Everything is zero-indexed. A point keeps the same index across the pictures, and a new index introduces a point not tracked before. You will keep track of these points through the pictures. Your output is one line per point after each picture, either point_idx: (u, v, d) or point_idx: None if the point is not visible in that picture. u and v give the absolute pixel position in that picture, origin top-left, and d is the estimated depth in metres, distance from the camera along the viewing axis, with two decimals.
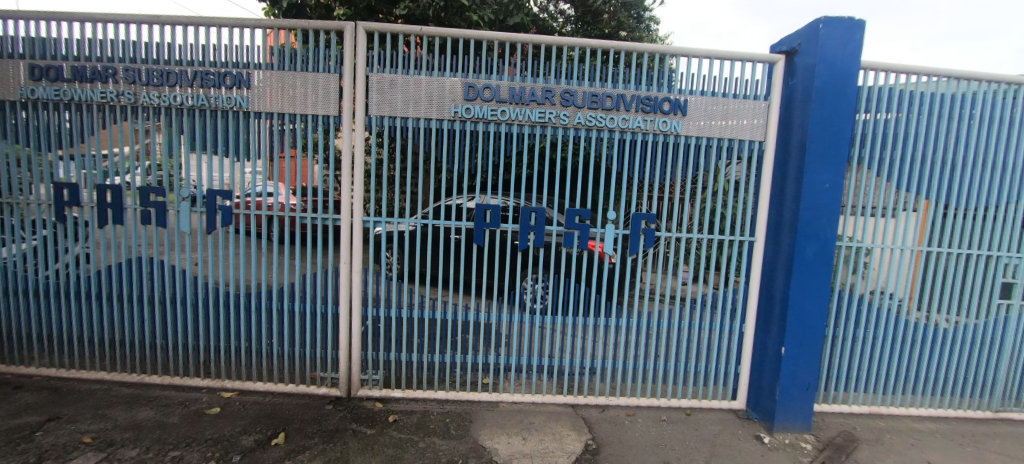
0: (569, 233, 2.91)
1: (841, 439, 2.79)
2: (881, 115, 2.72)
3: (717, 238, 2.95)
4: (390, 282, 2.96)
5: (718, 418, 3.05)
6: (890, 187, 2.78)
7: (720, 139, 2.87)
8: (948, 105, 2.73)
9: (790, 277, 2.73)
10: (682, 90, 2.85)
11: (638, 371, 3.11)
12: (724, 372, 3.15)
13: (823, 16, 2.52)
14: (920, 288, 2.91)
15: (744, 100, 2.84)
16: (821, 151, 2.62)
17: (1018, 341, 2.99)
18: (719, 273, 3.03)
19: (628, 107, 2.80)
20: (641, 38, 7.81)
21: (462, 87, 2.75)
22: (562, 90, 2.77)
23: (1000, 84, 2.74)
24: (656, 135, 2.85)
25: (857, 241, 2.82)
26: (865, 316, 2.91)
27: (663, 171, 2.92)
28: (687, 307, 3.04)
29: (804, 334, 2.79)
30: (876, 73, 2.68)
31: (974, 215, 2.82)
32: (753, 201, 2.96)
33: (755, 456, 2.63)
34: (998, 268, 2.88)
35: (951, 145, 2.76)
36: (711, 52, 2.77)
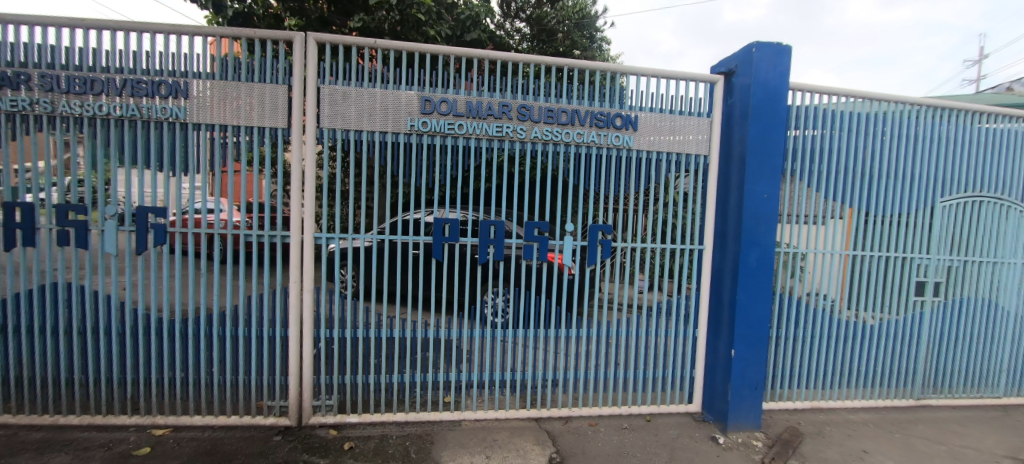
0: (529, 246, 2.96)
1: (788, 434, 2.96)
2: (808, 131, 2.98)
3: (670, 247, 3.08)
4: (345, 301, 2.83)
5: (676, 422, 3.15)
6: (820, 196, 3.04)
7: (668, 153, 3.02)
8: (863, 123, 3.04)
9: (736, 283, 2.90)
10: (633, 106, 2.98)
11: (599, 381, 3.15)
12: (679, 377, 3.26)
13: (756, 41, 2.76)
14: (849, 289, 3.17)
15: (689, 117, 3.02)
16: (758, 164, 2.83)
17: (933, 334, 3.31)
18: (672, 281, 3.16)
19: (583, 122, 2.89)
20: (596, 58, 8.13)
21: (418, 100, 2.73)
22: (519, 105, 2.82)
23: (905, 105, 3.09)
24: (610, 149, 2.96)
25: (793, 247, 3.05)
26: (803, 316, 3.12)
27: (617, 184, 3.02)
28: (644, 315, 3.13)
29: (750, 336, 2.95)
30: (803, 94, 2.94)
31: (890, 221, 3.13)
32: (701, 211, 3.12)
33: (712, 457, 2.73)
34: (912, 268, 3.20)
35: (868, 159, 3.07)
36: (657, 72, 2.93)
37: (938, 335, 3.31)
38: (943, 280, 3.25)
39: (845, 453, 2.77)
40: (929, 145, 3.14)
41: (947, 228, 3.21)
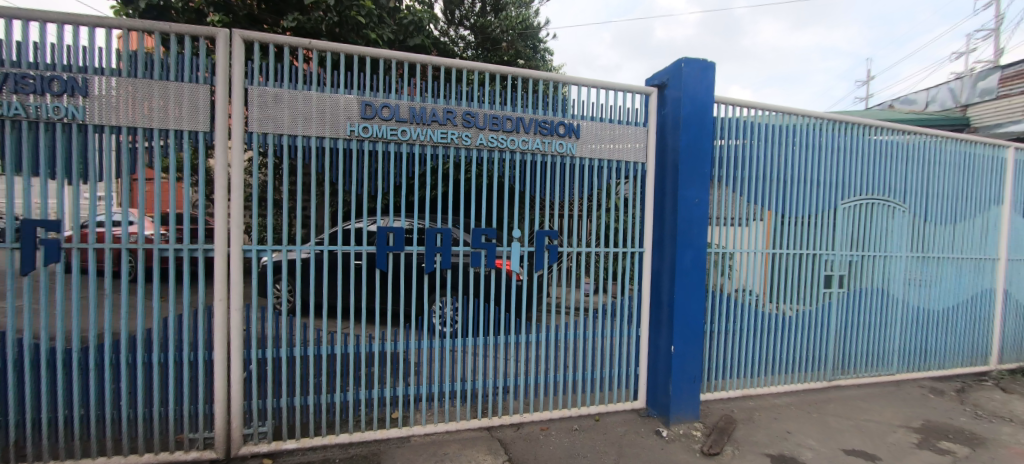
0: (476, 253, 2.93)
1: (723, 422, 3.17)
2: (732, 141, 3.25)
3: (612, 251, 3.20)
4: (279, 318, 2.63)
5: (623, 420, 3.26)
6: (743, 200, 3.32)
7: (609, 160, 3.15)
8: (777, 134, 3.37)
9: (674, 282, 3.08)
10: (575, 115, 3.08)
11: (550, 384, 3.19)
12: (625, 375, 3.38)
13: (684, 57, 2.98)
14: (771, 284, 3.48)
15: (627, 126, 3.17)
16: (689, 171, 3.04)
17: (839, 321, 3.72)
18: (616, 283, 3.27)
19: (527, 130, 2.94)
20: (540, 67, 8.33)
21: (358, 105, 2.62)
22: (464, 111, 2.81)
23: (810, 118, 3.47)
24: (554, 157, 3.03)
25: (722, 247, 3.31)
26: (733, 311, 3.38)
27: (561, 191, 3.10)
28: (591, 318, 3.21)
29: (687, 332, 3.14)
30: (726, 107, 3.21)
31: (801, 222, 3.50)
32: (640, 215, 3.28)
33: (657, 451, 2.85)
34: (821, 264, 3.59)
35: (782, 166, 3.41)
36: (596, 82, 3.06)
37: (843, 322, 3.73)
38: (846, 273, 3.68)
39: (772, 435, 3.02)
40: (831, 154, 3.55)
41: (847, 227, 3.64)
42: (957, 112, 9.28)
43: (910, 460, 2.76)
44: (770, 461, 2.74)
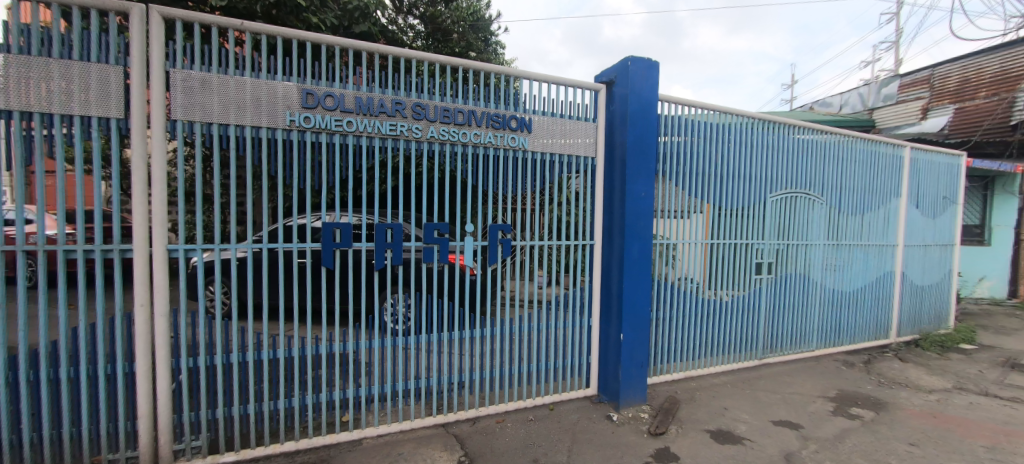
0: (428, 248, 2.88)
1: (668, 403, 3.37)
2: (675, 137, 3.43)
3: (564, 244, 3.26)
4: (213, 323, 2.42)
5: (576, 408, 3.36)
6: (684, 194, 3.52)
7: (560, 155, 3.21)
8: (714, 132, 3.60)
9: (623, 273, 3.21)
10: (527, 109, 3.10)
11: (505, 377, 3.21)
12: (577, 364, 3.48)
13: (631, 56, 3.09)
14: (710, 272, 3.73)
15: (577, 121, 3.24)
16: (636, 166, 3.17)
17: (768, 304, 4.07)
18: (568, 275, 3.34)
19: (479, 123, 2.92)
20: (491, 60, 8.29)
21: (299, 93, 2.46)
22: (413, 103, 2.72)
23: (743, 118, 3.74)
24: (506, 150, 3.03)
25: (666, 238, 3.49)
26: (677, 298, 3.59)
27: (514, 184, 3.10)
28: (544, 309, 3.26)
29: (635, 320, 3.30)
30: (669, 105, 3.37)
31: (736, 214, 3.78)
32: (591, 208, 3.37)
33: (608, 435, 2.97)
34: (752, 252, 3.90)
35: (719, 162, 3.65)
36: (547, 77, 3.09)
37: (772, 305, 4.09)
38: (773, 261, 4.03)
39: (710, 413, 3.26)
40: (761, 151, 3.85)
41: (774, 218, 3.97)
42: (865, 114, 10.39)
43: (828, 426, 3.09)
44: (710, 437, 2.95)
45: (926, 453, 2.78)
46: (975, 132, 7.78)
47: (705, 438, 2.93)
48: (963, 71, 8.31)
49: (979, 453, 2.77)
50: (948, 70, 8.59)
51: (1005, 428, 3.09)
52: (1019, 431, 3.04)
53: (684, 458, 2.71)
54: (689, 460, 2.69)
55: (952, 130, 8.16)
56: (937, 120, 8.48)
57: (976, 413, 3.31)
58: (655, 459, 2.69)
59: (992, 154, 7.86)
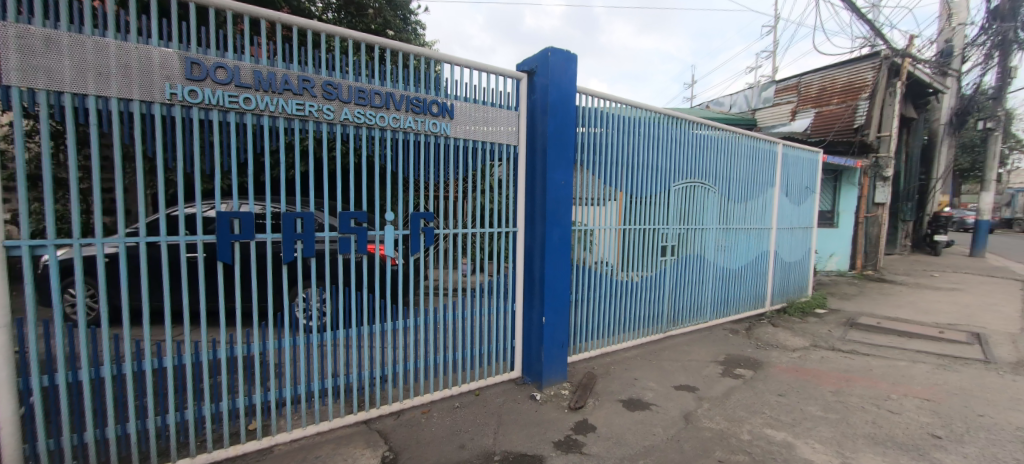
0: (345, 238, 2.69)
1: (586, 378, 3.61)
2: (591, 128, 3.61)
3: (489, 231, 3.26)
4: (75, 332, 2.03)
5: (501, 391, 3.44)
6: (600, 183, 3.74)
7: (483, 142, 3.18)
8: (626, 124, 3.86)
9: (545, 258, 3.33)
10: (449, 95, 3.01)
11: (430, 368, 3.17)
12: (501, 349, 3.54)
13: (551, 47, 3.16)
14: (623, 255, 4.03)
15: (499, 109, 3.24)
16: (556, 155, 3.28)
17: (671, 282, 4.52)
18: (492, 262, 3.36)
19: (398, 107, 2.76)
20: (410, 40, 7.92)
21: (181, 62, 2.12)
22: (324, 81, 2.49)
23: (651, 113, 4.05)
24: (428, 136, 2.92)
25: (584, 224, 3.70)
26: (593, 281, 3.83)
27: (437, 171, 3.02)
28: (469, 297, 3.27)
29: (556, 303, 3.45)
30: (587, 97, 3.52)
31: (644, 201, 4.11)
32: (513, 195, 3.41)
33: (531, 414, 3.09)
34: (658, 236, 4.29)
35: (631, 153, 3.93)
36: (468, 63, 3.03)
37: (674, 283, 4.54)
38: (675, 244, 4.47)
39: (623, 384, 3.56)
40: (666, 144, 4.21)
41: (676, 206, 4.39)
42: (748, 113, 11.86)
43: (718, 387, 3.56)
44: (622, 405, 3.23)
45: (791, 401, 3.34)
46: (828, 132, 9.33)
47: (618, 407, 3.21)
48: (822, 80, 9.84)
49: (827, 397, 3.40)
50: (811, 79, 10.13)
51: (845, 374, 3.83)
52: (854, 377, 3.78)
53: (600, 427, 2.94)
54: (605, 428, 2.92)
55: (813, 130, 9.69)
56: (803, 122, 10.00)
57: (826, 365, 4.05)
58: (575, 431, 2.88)
59: (841, 151, 9.48)
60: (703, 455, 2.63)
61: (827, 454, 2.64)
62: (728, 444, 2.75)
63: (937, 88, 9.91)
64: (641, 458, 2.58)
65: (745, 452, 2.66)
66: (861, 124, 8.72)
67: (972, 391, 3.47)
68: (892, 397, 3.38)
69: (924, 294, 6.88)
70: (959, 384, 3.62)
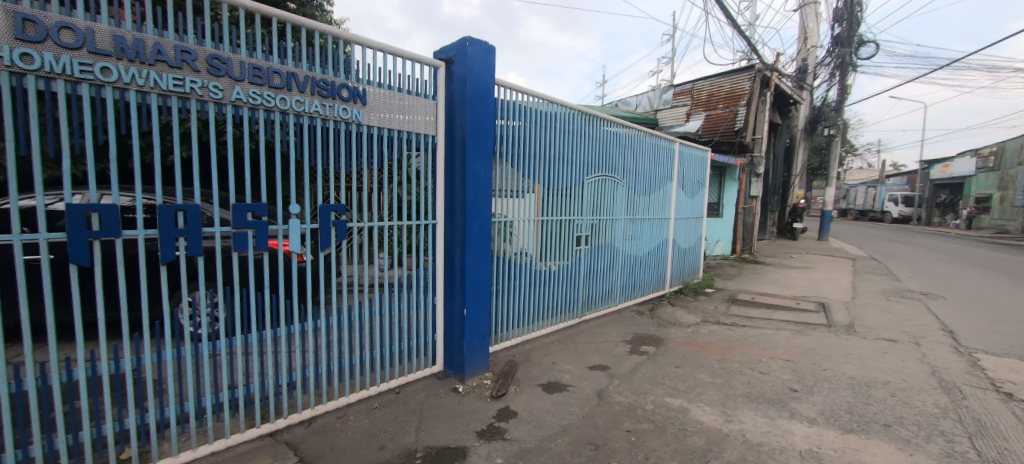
0: (240, 234, 2.38)
1: (507, 366, 3.70)
2: (510, 121, 3.66)
3: (407, 224, 3.13)
4: None
5: (422, 387, 3.36)
6: (519, 175, 3.82)
7: (400, 131, 3.01)
8: (543, 119, 3.98)
9: (465, 251, 3.31)
10: (360, 79, 2.79)
11: (346, 370, 2.98)
12: (423, 344, 3.46)
13: (469, 37, 3.12)
14: (541, 245, 4.19)
15: (416, 97, 3.09)
16: (475, 146, 3.26)
17: (585, 270, 4.80)
18: (410, 256, 3.24)
19: (302, 89, 2.49)
20: (315, 16, 7.23)
21: (8, 18, 1.70)
22: (208, 54, 2.16)
23: (566, 109, 4.22)
24: (338, 122, 2.68)
25: (504, 216, 3.76)
26: (513, 271, 3.92)
27: (349, 160, 2.79)
28: (388, 293, 3.13)
29: (477, 295, 3.46)
30: (505, 90, 3.55)
31: (560, 194, 4.30)
32: (432, 186, 3.31)
33: (454, 406, 3.09)
34: (573, 227, 4.52)
35: (548, 147, 4.06)
36: (380, 46, 2.85)
37: (587, 271, 4.83)
38: (588, 234, 4.74)
39: (542, 369, 3.71)
40: (580, 139, 4.43)
41: (589, 198, 4.65)
42: (649, 113, 12.95)
43: (626, 364, 3.89)
44: (542, 389, 3.37)
45: (686, 371, 3.77)
46: (715, 132, 10.66)
47: (538, 391, 3.34)
48: (711, 87, 11.05)
49: (714, 364, 3.91)
50: (702, 85, 11.37)
51: (727, 344, 4.43)
52: (734, 345, 4.40)
53: (521, 412, 3.03)
54: (526, 412, 3.03)
55: (703, 131, 10.92)
56: (696, 123, 11.12)
57: (713, 337, 4.65)
58: (497, 419, 2.93)
59: (727, 150, 10.97)
60: (614, 427, 2.86)
61: (715, 414, 3.05)
62: (636, 414, 3.02)
63: (796, 99, 11.76)
64: (559, 437, 2.73)
65: (649, 420, 2.95)
66: (740, 126, 10.10)
67: (819, 351, 4.24)
68: (763, 360, 4.00)
69: (785, 272, 8.20)
70: (810, 345, 4.40)
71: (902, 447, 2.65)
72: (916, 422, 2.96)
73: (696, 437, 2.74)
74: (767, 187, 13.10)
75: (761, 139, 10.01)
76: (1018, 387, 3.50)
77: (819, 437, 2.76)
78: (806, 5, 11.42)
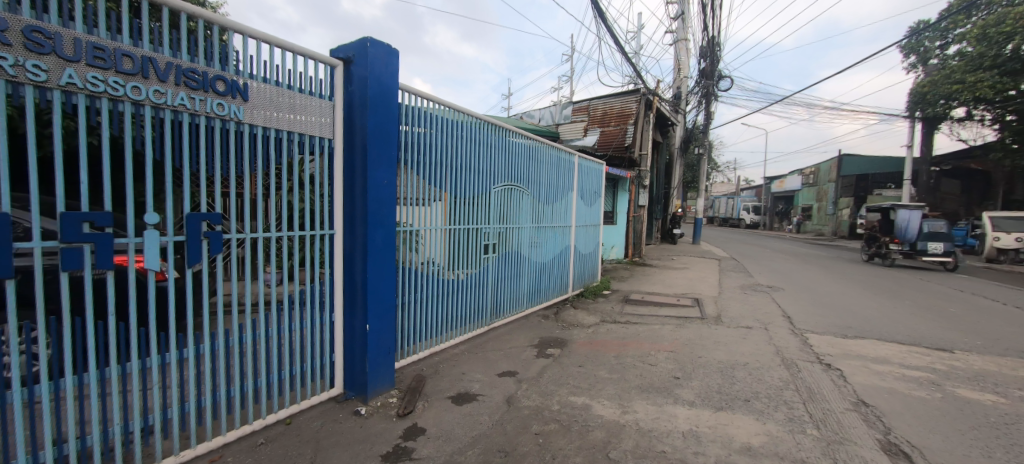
0: (73, 250, 1.91)
1: (414, 381, 3.54)
2: (414, 127, 3.54)
3: (299, 234, 2.82)
4: None
5: (318, 413, 3.04)
6: (425, 182, 3.73)
7: (289, 132, 2.70)
8: (449, 126, 3.93)
9: (367, 263, 3.10)
10: (240, 71, 2.45)
11: (223, 404, 2.56)
12: (319, 366, 3.13)
13: (370, 37, 2.97)
14: (449, 254, 4.13)
15: (310, 97, 2.81)
16: (376, 152, 3.09)
17: (493, 278, 4.84)
18: (303, 270, 2.92)
19: (162, 78, 2.11)
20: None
21: None
22: (25, 25, 1.72)
23: (472, 118, 4.24)
24: (211, 120, 2.32)
25: (409, 225, 3.63)
26: (419, 282, 3.79)
27: (227, 162, 2.42)
28: (277, 312, 2.77)
29: (380, 309, 3.27)
30: (409, 96, 3.43)
31: (467, 203, 4.29)
32: (328, 194, 3.03)
33: (355, 431, 2.85)
34: (481, 235, 4.54)
35: (454, 155, 4.03)
36: (266, 37, 2.54)
37: (495, 279, 4.88)
38: (495, 242, 4.80)
39: (451, 380, 3.63)
40: (486, 149, 4.48)
41: (495, 207, 4.72)
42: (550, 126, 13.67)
43: (534, 367, 4.00)
44: (451, 401, 3.29)
45: (587, 369, 4.01)
46: (608, 147, 11.62)
47: (447, 404, 3.26)
48: (605, 106, 12.11)
49: (612, 360, 4.23)
50: (596, 103, 12.37)
51: (623, 341, 4.83)
52: (629, 341, 4.81)
53: (430, 428, 2.92)
54: (435, 428, 2.92)
55: (599, 146, 11.86)
56: (592, 138, 12.03)
57: (611, 335, 5.03)
58: (404, 439, 2.78)
59: (619, 164, 12.00)
60: (523, 431, 2.91)
61: (613, 407, 3.28)
62: (543, 416, 3.12)
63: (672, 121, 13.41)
64: (469, 449, 2.69)
65: (555, 420, 3.06)
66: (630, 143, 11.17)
67: (696, 341, 4.85)
68: (652, 353, 4.43)
69: (668, 273, 9.24)
70: (689, 336, 5.00)
71: (758, 418, 3.14)
72: (767, 394, 3.54)
73: (597, 431, 2.92)
74: (652, 197, 14.68)
75: (646, 155, 11.19)
76: (834, 358, 4.39)
77: (697, 417, 3.14)
78: (679, 41, 13.14)
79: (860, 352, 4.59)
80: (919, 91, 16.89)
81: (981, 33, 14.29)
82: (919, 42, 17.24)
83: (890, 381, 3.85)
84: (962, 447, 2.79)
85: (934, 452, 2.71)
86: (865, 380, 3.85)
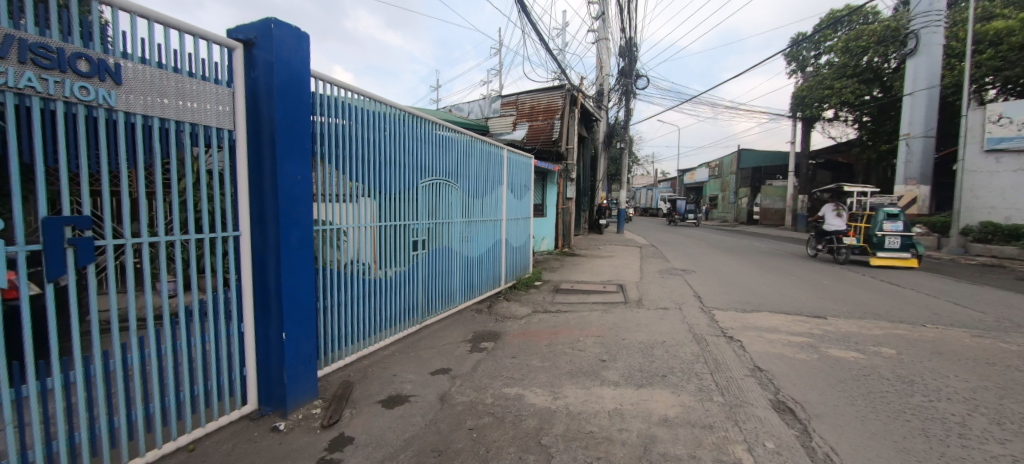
0: None
1: (341, 389, 3.34)
2: (331, 118, 3.29)
3: (196, 237, 2.50)
4: None
5: (228, 435, 2.74)
6: (345, 177, 3.49)
7: (178, 121, 2.37)
8: (369, 117, 3.70)
9: (280, 266, 2.83)
10: (110, 50, 2.09)
11: (105, 437, 2.19)
12: (227, 382, 2.82)
13: (274, 18, 2.69)
14: (375, 252, 3.93)
15: (204, 82, 2.49)
16: (287, 144, 2.82)
17: (423, 275, 4.72)
18: (203, 277, 2.59)
19: (2, 54, 1.72)
20: None
21: None
22: None
23: (395, 109, 4.04)
24: (73, 106, 1.95)
25: (330, 224, 3.39)
26: (342, 284, 3.55)
27: (99, 156, 2.06)
28: (171, 326, 2.44)
29: (298, 315, 3.02)
30: (323, 84, 3.17)
31: (392, 198, 4.10)
32: (232, 192, 2.72)
33: (274, 449, 2.62)
34: (408, 231, 4.38)
35: (377, 148, 3.81)
36: (144, 10, 2.19)
37: (425, 275, 4.75)
38: (424, 238, 4.66)
39: (382, 384, 3.48)
40: (411, 141, 4.30)
41: (423, 202, 4.58)
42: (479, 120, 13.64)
43: (467, 363, 3.97)
44: (381, 405, 3.16)
45: (520, 360, 4.07)
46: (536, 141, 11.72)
47: (377, 409, 3.12)
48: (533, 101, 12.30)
49: (543, 349, 4.34)
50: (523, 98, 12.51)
51: (554, 329, 4.98)
52: (559, 329, 4.97)
53: (359, 436, 2.78)
54: (364, 435, 2.78)
55: (527, 139, 11.91)
56: (520, 132, 11.99)
57: (542, 324, 5.16)
58: (330, 451, 2.61)
59: (547, 158, 12.28)
60: (457, 428, 2.88)
61: (545, 394, 3.37)
62: (477, 411, 3.11)
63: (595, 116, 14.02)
64: (401, 452, 2.60)
65: (489, 413, 3.07)
66: (557, 138, 11.46)
67: (620, 325, 5.14)
68: (580, 339, 4.62)
69: (595, 262, 9.69)
70: (614, 321, 5.29)
71: (674, 391, 3.41)
72: (682, 368, 3.87)
73: (530, 419, 2.98)
74: (579, 190, 15.27)
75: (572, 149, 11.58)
76: (736, 331, 4.91)
77: (622, 395, 3.33)
78: (600, 40, 13.72)
79: (756, 324, 5.18)
80: (799, 94, 19.40)
81: (845, 46, 16.95)
82: (798, 51, 19.72)
83: (780, 347, 4.40)
84: (833, 398, 3.27)
85: (813, 405, 3.15)
86: (760, 348, 4.36)
